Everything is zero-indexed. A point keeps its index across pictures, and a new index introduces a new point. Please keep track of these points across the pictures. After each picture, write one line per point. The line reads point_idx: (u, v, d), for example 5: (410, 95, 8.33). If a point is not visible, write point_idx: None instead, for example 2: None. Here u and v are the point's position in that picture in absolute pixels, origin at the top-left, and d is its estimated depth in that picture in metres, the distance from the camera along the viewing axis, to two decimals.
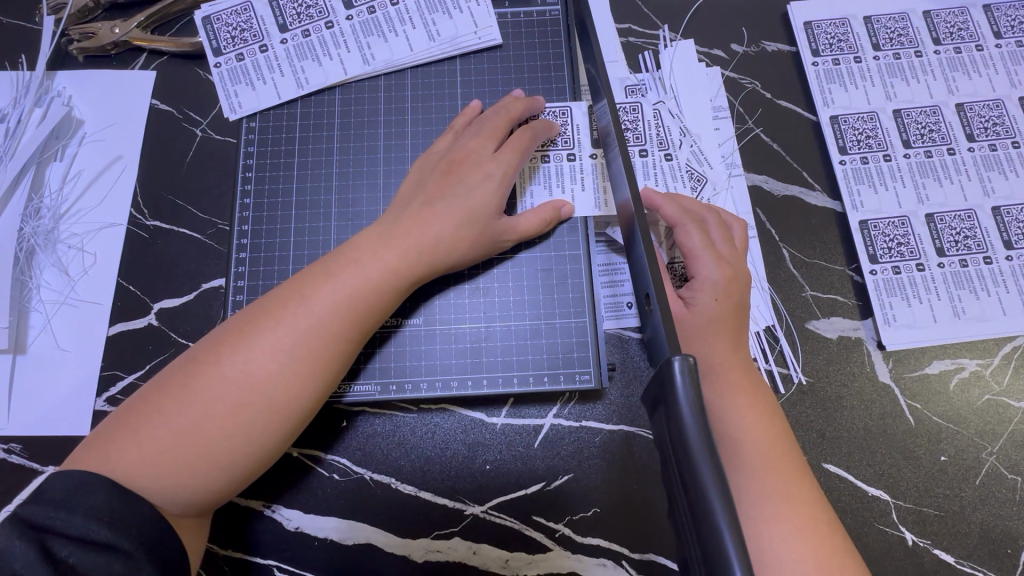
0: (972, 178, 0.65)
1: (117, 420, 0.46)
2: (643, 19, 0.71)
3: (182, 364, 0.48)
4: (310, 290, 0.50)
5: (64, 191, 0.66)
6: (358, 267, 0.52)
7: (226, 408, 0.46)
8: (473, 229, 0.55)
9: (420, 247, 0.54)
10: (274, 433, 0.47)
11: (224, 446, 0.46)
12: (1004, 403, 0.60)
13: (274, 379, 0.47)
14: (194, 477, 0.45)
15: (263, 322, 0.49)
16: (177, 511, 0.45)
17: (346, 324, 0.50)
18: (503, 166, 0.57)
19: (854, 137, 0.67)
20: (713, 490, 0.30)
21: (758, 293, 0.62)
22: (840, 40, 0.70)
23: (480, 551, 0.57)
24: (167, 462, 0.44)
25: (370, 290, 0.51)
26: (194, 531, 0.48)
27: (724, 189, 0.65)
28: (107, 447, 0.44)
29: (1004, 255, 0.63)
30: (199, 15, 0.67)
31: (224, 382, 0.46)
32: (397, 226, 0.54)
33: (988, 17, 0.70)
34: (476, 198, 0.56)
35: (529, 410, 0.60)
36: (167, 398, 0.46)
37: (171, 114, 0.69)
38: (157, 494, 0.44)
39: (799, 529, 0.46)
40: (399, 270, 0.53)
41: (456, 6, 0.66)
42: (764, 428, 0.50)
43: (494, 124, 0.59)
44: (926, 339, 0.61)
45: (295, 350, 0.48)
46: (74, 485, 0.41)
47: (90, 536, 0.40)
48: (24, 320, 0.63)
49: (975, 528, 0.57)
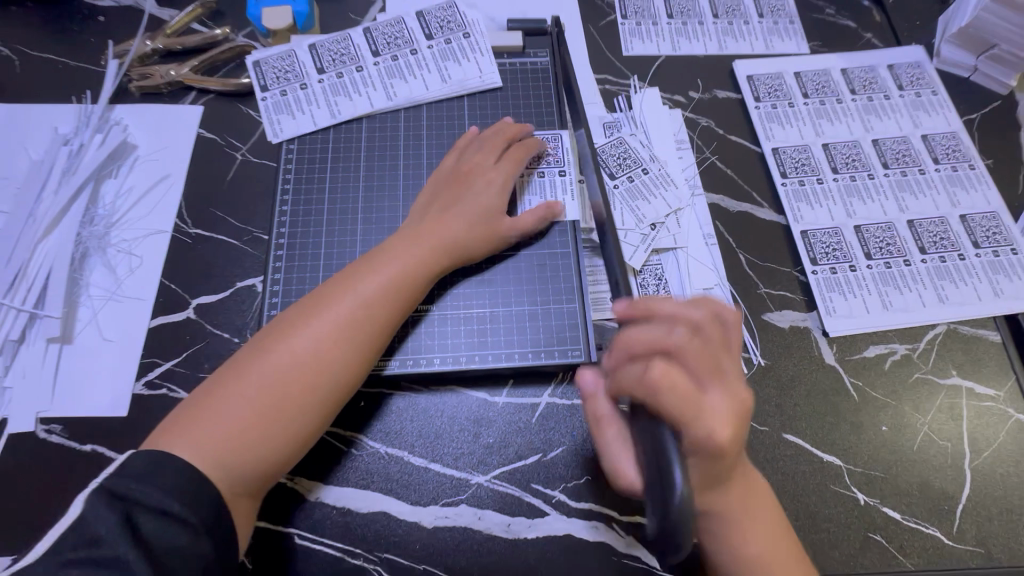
0: (890, 197, 0.79)
1: (191, 405, 0.54)
2: (616, 71, 0.86)
3: (244, 354, 0.57)
4: (355, 284, 0.61)
5: (116, 204, 0.75)
6: (393, 262, 0.62)
7: (290, 386, 0.55)
8: (484, 227, 0.67)
9: (443, 243, 0.65)
10: (326, 408, 0.57)
11: (290, 420, 0.55)
12: (932, 381, 0.70)
13: (331, 361, 0.57)
14: (263, 449, 0.54)
15: (312, 314, 0.58)
16: (245, 482, 0.53)
17: (388, 311, 0.61)
18: (502, 176, 0.70)
19: (792, 165, 0.81)
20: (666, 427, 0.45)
21: (721, 289, 0.74)
22: (777, 90, 0.86)
23: (485, 516, 0.63)
24: (243, 436, 0.53)
25: (405, 281, 0.62)
26: (249, 505, 0.55)
27: (689, 205, 0.77)
28: (185, 428, 0.53)
29: (920, 258, 0.76)
30: (249, 60, 0.80)
31: (283, 366, 0.56)
32: (420, 226, 0.65)
33: (892, 74, 0.87)
34: (481, 200, 0.68)
35: (527, 389, 0.68)
36: (238, 381, 0.55)
37: (215, 141, 0.80)
38: (232, 467, 0.52)
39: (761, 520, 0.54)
40: (426, 264, 0.64)
41: (465, 56, 0.80)
42: (781, 522, 0.55)
43: (491, 139, 0.72)
44: (860, 326, 0.72)
45: (346, 335, 0.58)
46: (149, 464, 0.49)
47: (160, 506, 0.47)
48: (72, 313, 0.70)
49: (915, 488, 0.66)
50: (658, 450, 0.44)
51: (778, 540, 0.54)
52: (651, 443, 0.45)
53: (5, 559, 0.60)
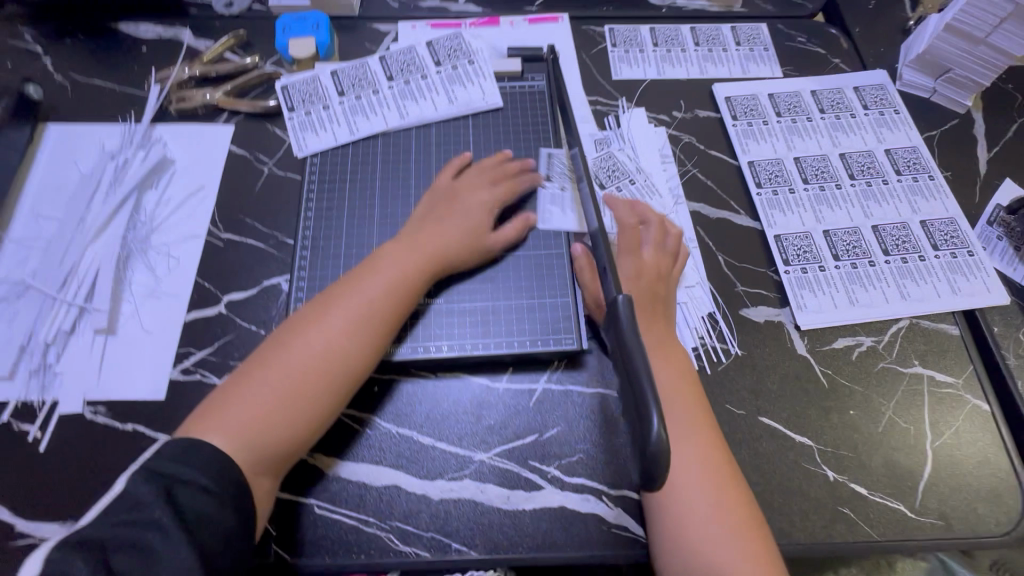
0: (856, 205, 0.87)
1: (219, 396, 0.62)
2: (606, 93, 0.96)
3: (264, 351, 0.65)
4: (361, 284, 0.69)
5: (157, 211, 0.84)
6: (393, 264, 0.70)
7: (305, 376, 0.63)
8: (474, 236, 0.75)
9: (437, 246, 0.73)
10: (338, 394, 0.64)
11: (306, 405, 0.62)
12: (896, 370, 0.77)
13: (341, 352, 0.65)
14: (282, 430, 0.61)
15: (323, 313, 0.66)
16: (269, 462, 0.60)
17: (391, 306, 0.68)
18: (483, 197, 0.78)
19: (766, 176, 0.89)
20: (641, 369, 0.49)
21: (702, 287, 0.81)
22: (752, 109, 0.95)
23: (487, 490, 0.69)
24: (266, 420, 0.61)
25: (404, 279, 0.70)
26: (271, 483, 0.62)
27: (672, 212, 0.86)
28: (214, 415, 0.60)
29: (884, 259, 0.83)
30: (278, 85, 0.90)
31: (302, 360, 0.63)
32: (417, 233, 0.74)
33: (857, 94, 0.96)
34: (466, 216, 0.76)
35: (526, 375, 0.75)
36: (260, 373, 0.63)
37: (245, 157, 0.88)
38: (257, 447, 0.60)
39: (701, 448, 0.64)
40: (423, 264, 0.71)
41: (470, 81, 0.90)
42: (699, 407, 0.67)
43: (483, 170, 0.81)
44: (829, 321, 0.79)
45: (353, 329, 0.66)
46: (181, 449, 0.56)
47: (195, 483, 0.55)
48: (117, 308, 0.78)
49: (881, 466, 0.72)
50: (637, 397, 0.48)
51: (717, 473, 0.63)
52: (631, 392, 0.49)
53: (53, 525, 0.66)
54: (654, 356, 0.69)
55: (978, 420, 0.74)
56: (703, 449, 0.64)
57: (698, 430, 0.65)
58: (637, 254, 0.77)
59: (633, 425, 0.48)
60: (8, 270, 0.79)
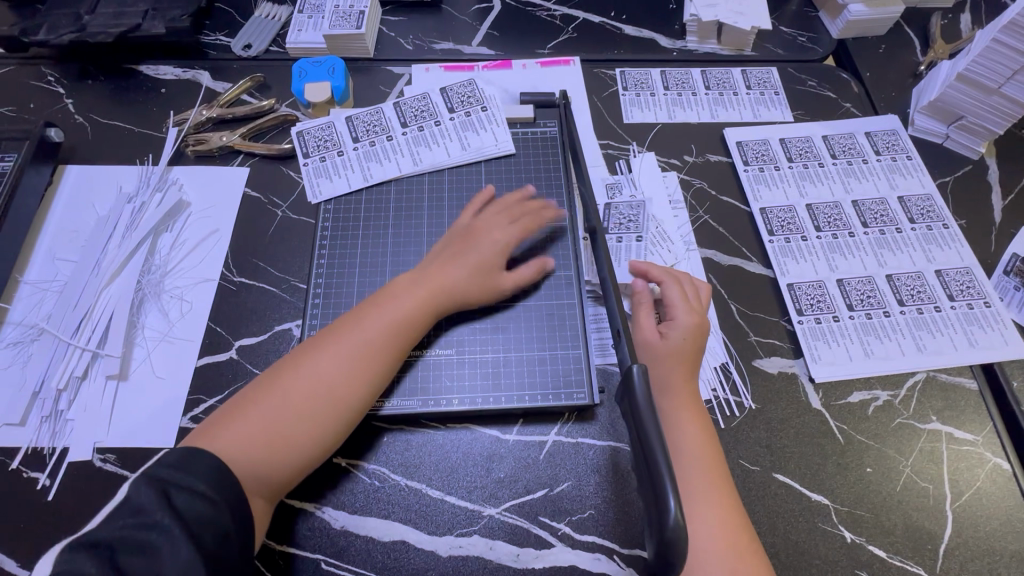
0: (869, 254, 0.86)
1: (220, 414, 0.62)
2: (618, 137, 0.96)
3: (269, 373, 0.66)
4: (368, 315, 0.69)
5: (171, 255, 0.85)
6: (401, 297, 0.71)
7: (304, 401, 0.63)
8: (483, 274, 0.75)
9: (446, 281, 0.73)
10: (334, 422, 0.64)
11: (302, 431, 0.62)
12: (913, 425, 0.76)
13: (341, 380, 0.65)
14: (277, 456, 0.61)
15: (328, 340, 0.67)
16: (267, 485, 0.60)
17: (394, 338, 0.68)
18: (499, 237, 0.78)
19: (778, 224, 0.89)
20: (655, 442, 0.50)
21: (714, 337, 0.80)
22: (763, 154, 0.95)
23: (496, 547, 0.68)
24: (261, 443, 0.60)
25: (410, 312, 0.70)
26: (263, 508, 0.61)
27: (684, 259, 0.85)
28: (213, 431, 0.60)
29: (899, 309, 0.82)
30: (294, 130, 0.92)
31: (303, 385, 0.63)
32: (426, 269, 0.75)
33: (869, 139, 0.96)
34: (479, 253, 0.76)
35: (536, 428, 0.74)
36: (262, 395, 0.63)
37: (260, 200, 0.89)
38: (251, 469, 0.59)
39: (717, 514, 0.62)
40: (430, 298, 0.72)
41: (483, 127, 0.91)
42: (716, 467, 0.65)
43: (503, 207, 0.82)
44: (845, 373, 0.78)
45: (356, 358, 0.66)
46: (183, 457, 0.56)
47: (191, 486, 0.53)
48: (130, 353, 0.78)
49: (898, 528, 0.70)
50: (652, 473, 0.48)
51: (734, 541, 0.61)
52: (646, 466, 0.49)
53: None
54: (670, 412, 0.68)
55: (1000, 480, 0.73)
56: (716, 510, 0.62)
57: (716, 492, 0.64)
58: (689, 305, 0.75)
59: (650, 500, 0.48)
60: (24, 313, 0.80)
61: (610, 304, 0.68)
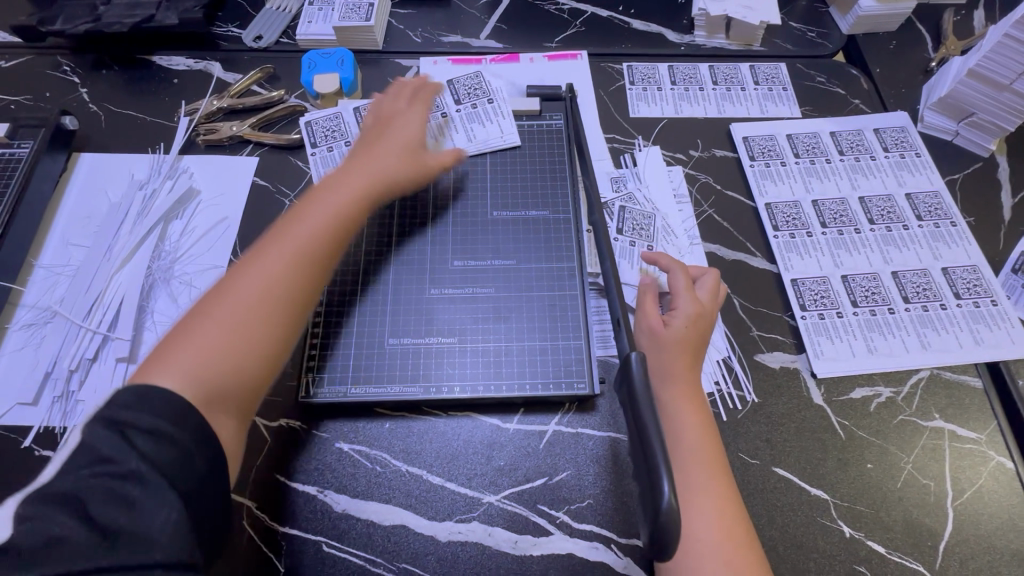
0: (875, 250, 0.86)
1: (161, 347, 0.59)
2: (624, 130, 0.96)
3: (204, 299, 0.63)
4: (296, 216, 0.70)
5: (181, 241, 0.86)
6: (330, 194, 0.73)
7: (249, 304, 0.62)
8: (410, 158, 0.80)
9: (377, 172, 0.76)
10: (287, 318, 0.63)
11: (254, 331, 0.61)
12: (916, 422, 0.75)
13: (284, 276, 0.64)
14: (234, 362, 0.59)
15: (263, 249, 0.66)
16: (236, 391, 0.59)
17: (332, 230, 0.69)
18: (415, 122, 0.83)
19: (784, 220, 0.88)
20: (651, 429, 0.51)
21: (717, 331, 0.80)
22: (770, 150, 0.94)
23: (494, 533, 0.68)
24: (212, 352, 0.58)
25: (342, 204, 0.72)
26: (236, 426, 0.59)
27: (688, 253, 0.85)
28: (157, 361, 0.57)
29: (904, 306, 0.82)
30: (303, 120, 0.93)
31: (246, 292, 0.62)
32: (352, 165, 0.77)
33: (878, 136, 0.96)
34: (404, 141, 0.81)
35: (536, 417, 0.75)
36: (202, 315, 0.61)
37: (268, 189, 0.91)
38: (210, 381, 0.57)
39: (715, 505, 0.62)
40: (362, 189, 0.74)
41: (488, 119, 0.91)
42: (716, 459, 0.66)
43: (401, 92, 0.87)
44: (847, 368, 0.78)
45: (294, 253, 0.66)
46: (141, 395, 0.51)
47: (150, 423, 0.50)
48: (139, 336, 0.80)
49: (898, 524, 0.70)
50: (649, 460, 0.49)
51: (732, 532, 0.61)
52: (642, 453, 0.50)
53: None
54: (672, 405, 0.68)
55: (1003, 479, 0.72)
56: (715, 502, 0.63)
57: (715, 483, 0.64)
58: (695, 295, 0.75)
59: (645, 487, 0.49)
60: (38, 295, 0.82)
61: (610, 295, 0.68)
